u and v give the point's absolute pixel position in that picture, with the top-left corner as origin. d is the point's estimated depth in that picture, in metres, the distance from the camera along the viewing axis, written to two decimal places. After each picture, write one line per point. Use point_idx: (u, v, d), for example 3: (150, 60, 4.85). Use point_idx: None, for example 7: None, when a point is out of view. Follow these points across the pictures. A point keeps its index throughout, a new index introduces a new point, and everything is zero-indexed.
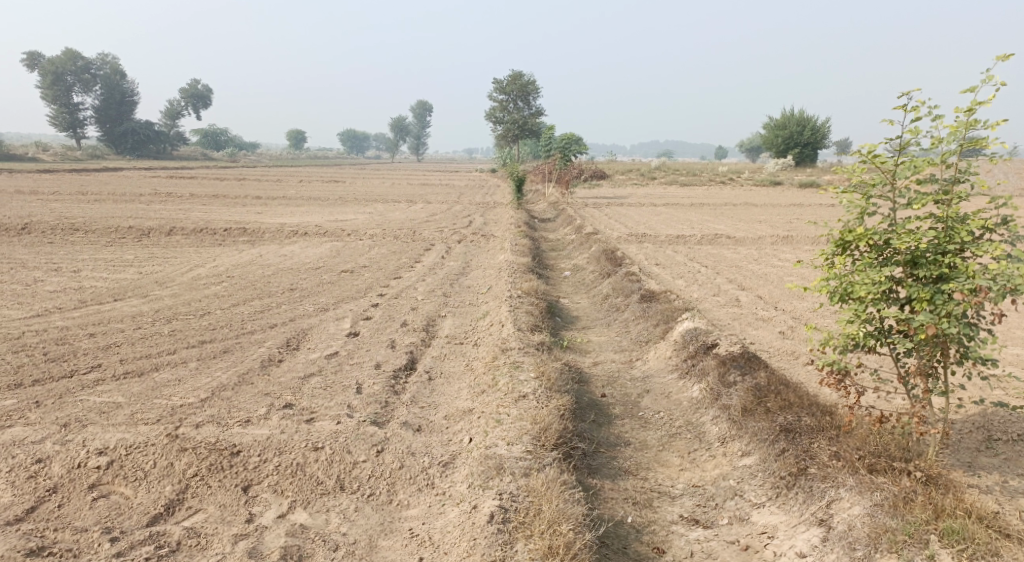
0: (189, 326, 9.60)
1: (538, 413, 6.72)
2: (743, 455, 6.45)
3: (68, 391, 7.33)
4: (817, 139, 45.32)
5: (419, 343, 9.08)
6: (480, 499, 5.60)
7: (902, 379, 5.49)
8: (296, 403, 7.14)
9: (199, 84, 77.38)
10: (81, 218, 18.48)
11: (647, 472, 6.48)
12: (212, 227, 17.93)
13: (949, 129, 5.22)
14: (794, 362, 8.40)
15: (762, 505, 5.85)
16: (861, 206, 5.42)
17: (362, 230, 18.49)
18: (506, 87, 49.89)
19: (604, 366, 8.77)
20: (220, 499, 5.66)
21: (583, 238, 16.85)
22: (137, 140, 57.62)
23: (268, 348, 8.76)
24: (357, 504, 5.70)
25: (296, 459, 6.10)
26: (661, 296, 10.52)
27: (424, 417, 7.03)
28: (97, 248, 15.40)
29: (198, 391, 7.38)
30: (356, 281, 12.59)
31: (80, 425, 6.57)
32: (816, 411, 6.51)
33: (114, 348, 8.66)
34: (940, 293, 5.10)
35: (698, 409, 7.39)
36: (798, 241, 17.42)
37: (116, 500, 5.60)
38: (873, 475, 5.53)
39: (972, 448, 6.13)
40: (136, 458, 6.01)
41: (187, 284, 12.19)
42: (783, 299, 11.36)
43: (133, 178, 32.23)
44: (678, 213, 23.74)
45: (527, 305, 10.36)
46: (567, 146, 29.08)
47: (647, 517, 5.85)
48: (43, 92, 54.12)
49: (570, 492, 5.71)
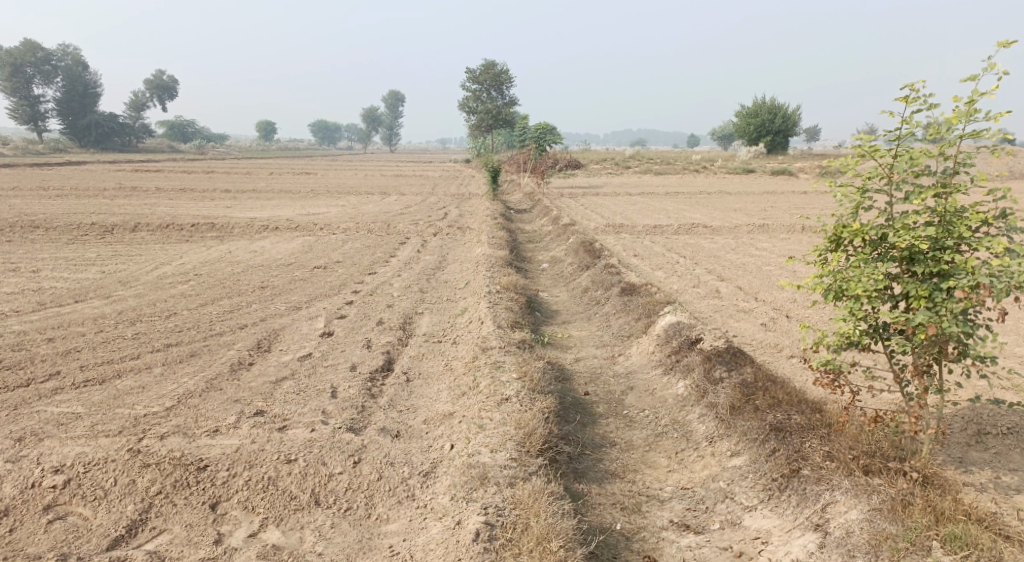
0: (155, 328, 9.20)
1: (522, 417, 6.47)
2: (732, 455, 6.24)
3: (24, 402, 6.93)
4: (789, 127, 45.46)
5: (395, 342, 8.78)
6: (463, 514, 5.34)
7: (898, 377, 5.33)
8: (267, 410, 6.81)
9: (164, 76, 75.78)
10: (41, 215, 17.83)
11: (634, 475, 6.26)
12: (179, 222, 17.39)
13: (948, 119, 5.03)
14: (778, 356, 8.23)
15: (753, 509, 5.66)
16: (856, 200, 5.23)
17: (335, 224, 18.07)
18: (478, 76, 49.40)
19: (586, 362, 8.53)
20: (186, 518, 5.34)
21: (559, 230, 16.59)
22: (101, 132, 56.23)
23: (238, 350, 8.40)
24: (333, 519, 5.41)
25: (268, 473, 5.79)
26: (641, 288, 10.30)
27: (402, 421, 6.74)
28: (58, 246, 14.84)
29: (163, 399, 7.01)
30: (330, 278, 12.22)
31: (36, 439, 6.20)
32: (805, 409, 6.34)
33: (74, 353, 8.24)
34: (938, 290, 4.94)
35: (684, 407, 7.18)
36: (774, 229, 17.33)
37: (73, 522, 5.26)
38: (869, 477, 5.37)
39: (963, 443, 5.98)
40: (95, 475, 5.66)
41: (153, 283, 11.73)
42: (764, 290, 11.22)
43: (98, 172, 31.37)
44: (654, 201, 23.58)
45: (506, 300, 10.09)
46: (541, 136, 28.76)
47: (637, 523, 5.63)
48: (2, 84, 52.43)
49: (558, 503, 5.47)
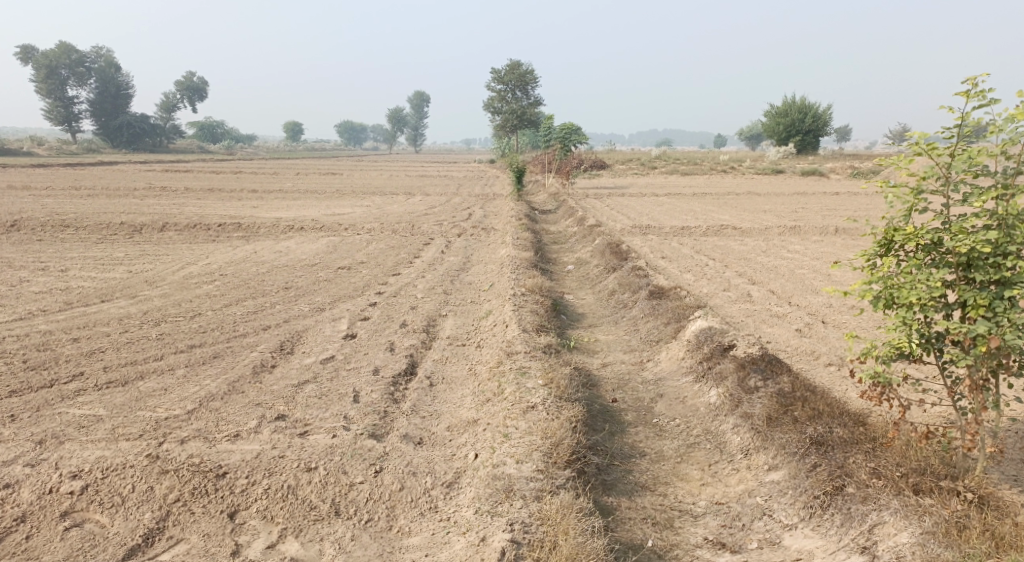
0: (179, 328, 9.11)
1: (549, 426, 6.24)
2: (769, 469, 5.97)
3: (46, 403, 6.85)
4: (819, 127, 44.63)
5: (419, 345, 8.60)
6: (488, 530, 5.13)
7: (952, 391, 5.06)
8: (288, 415, 6.65)
9: (194, 77, 76.79)
10: (72, 215, 17.94)
11: (665, 488, 6.00)
12: (207, 222, 17.40)
13: (1012, 115, 4.75)
14: (815, 364, 7.92)
15: (794, 527, 5.38)
16: (909, 201, 4.95)
17: (360, 224, 17.97)
18: (504, 77, 49.21)
19: (613, 367, 8.29)
20: (203, 528, 5.19)
21: (585, 231, 16.32)
22: (132, 133, 56.89)
23: (261, 352, 8.28)
24: (354, 531, 5.23)
25: (287, 481, 5.62)
26: (670, 292, 10.03)
27: (425, 428, 6.56)
28: (88, 245, 14.91)
29: (184, 402, 6.89)
30: (354, 278, 12.10)
31: (57, 442, 6.10)
32: (848, 422, 6.05)
33: (98, 354, 8.16)
34: (999, 299, 4.68)
35: (717, 416, 6.92)
36: (805, 231, 16.91)
37: (90, 530, 5.13)
38: (919, 497, 5.10)
39: (1017, 460, 5.65)
40: (113, 481, 5.54)
41: (179, 283, 11.69)
42: (798, 294, 10.88)
43: (128, 172, 31.59)
44: (681, 202, 23.24)
45: (532, 303, 9.85)
46: (567, 136, 28.50)
47: (669, 540, 5.38)
48: (37, 86, 53.43)
49: (588, 520, 5.24)
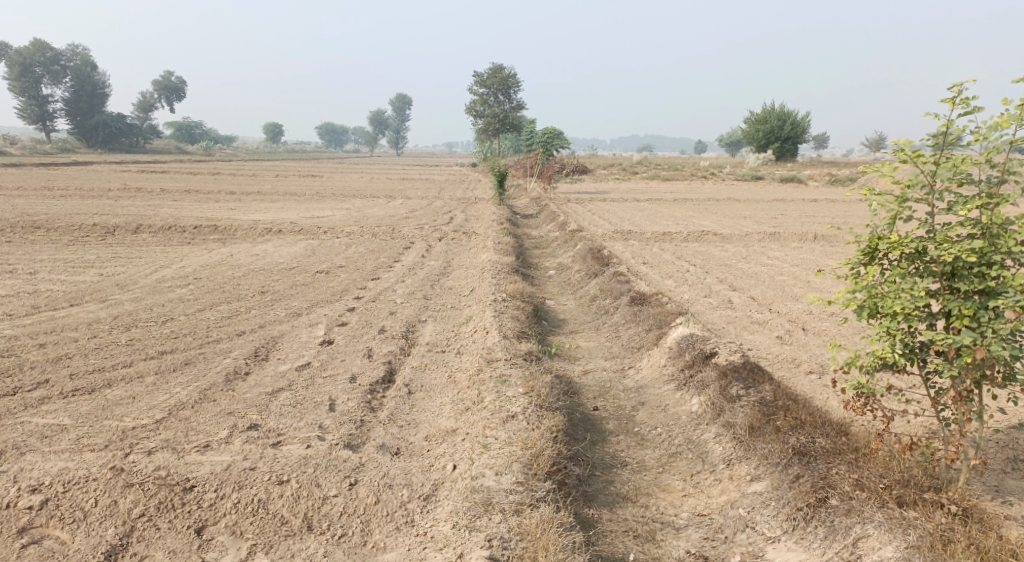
0: (150, 334, 8.87)
1: (529, 436, 6.10)
2: (752, 480, 5.88)
3: (8, 412, 6.61)
4: (797, 134, 45.00)
5: (397, 351, 8.43)
6: (466, 546, 4.99)
7: (935, 402, 5.00)
8: (261, 424, 6.47)
9: (172, 77, 75.89)
10: (44, 216, 17.54)
11: (647, 499, 5.89)
12: (182, 224, 17.08)
13: (998, 123, 4.70)
14: (797, 371, 7.86)
15: (777, 540, 5.29)
16: (894, 209, 4.89)
17: (339, 227, 17.74)
18: (486, 80, 49.08)
19: (595, 375, 8.17)
20: (169, 544, 5.00)
21: (567, 235, 16.22)
22: (109, 133, 56.08)
23: (234, 358, 8.07)
24: (327, 547, 5.07)
25: (257, 494, 5.44)
26: (652, 298, 9.94)
27: (403, 438, 6.40)
28: (59, 247, 14.57)
29: (154, 410, 6.68)
30: (332, 283, 11.90)
31: (17, 454, 5.87)
32: (831, 432, 5.98)
33: (65, 360, 7.91)
34: (984, 309, 4.62)
35: (699, 426, 6.82)
36: (785, 237, 16.95)
37: (49, 547, 4.93)
38: (904, 510, 5.03)
39: (1000, 471, 5.60)
40: (75, 495, 5.33)
41: (151, 287, 11.43)
42: (778, 301, 10.85)
43: (104, 173, 31.02)
44: (661, 208, 23.27)
45: (512, 308, 9.72)
46: (549, 141, 28.42)
47: (651, 553, 5.27)
48: (11, 85, 52.50)
49: (568, 535, 5.11)
